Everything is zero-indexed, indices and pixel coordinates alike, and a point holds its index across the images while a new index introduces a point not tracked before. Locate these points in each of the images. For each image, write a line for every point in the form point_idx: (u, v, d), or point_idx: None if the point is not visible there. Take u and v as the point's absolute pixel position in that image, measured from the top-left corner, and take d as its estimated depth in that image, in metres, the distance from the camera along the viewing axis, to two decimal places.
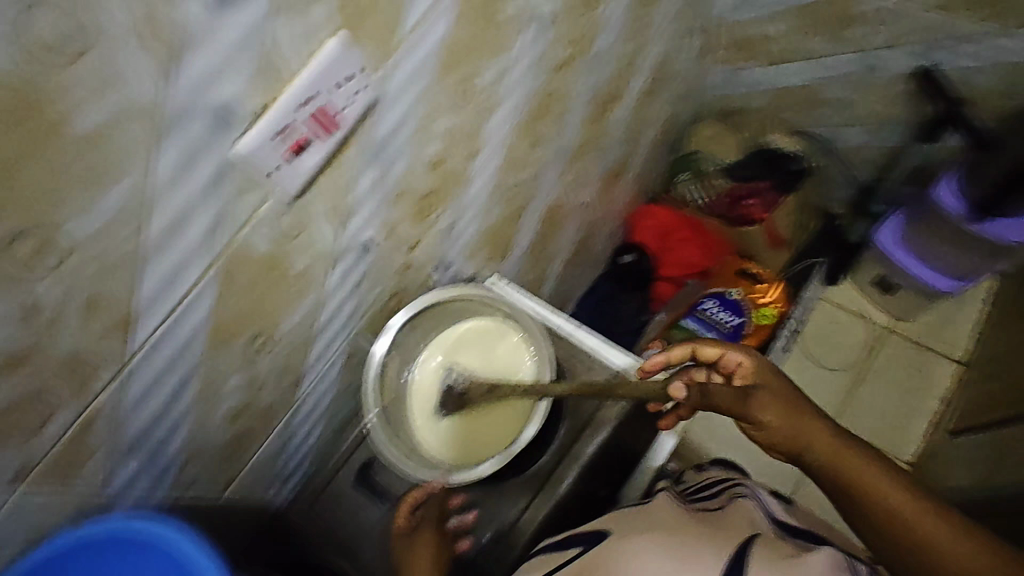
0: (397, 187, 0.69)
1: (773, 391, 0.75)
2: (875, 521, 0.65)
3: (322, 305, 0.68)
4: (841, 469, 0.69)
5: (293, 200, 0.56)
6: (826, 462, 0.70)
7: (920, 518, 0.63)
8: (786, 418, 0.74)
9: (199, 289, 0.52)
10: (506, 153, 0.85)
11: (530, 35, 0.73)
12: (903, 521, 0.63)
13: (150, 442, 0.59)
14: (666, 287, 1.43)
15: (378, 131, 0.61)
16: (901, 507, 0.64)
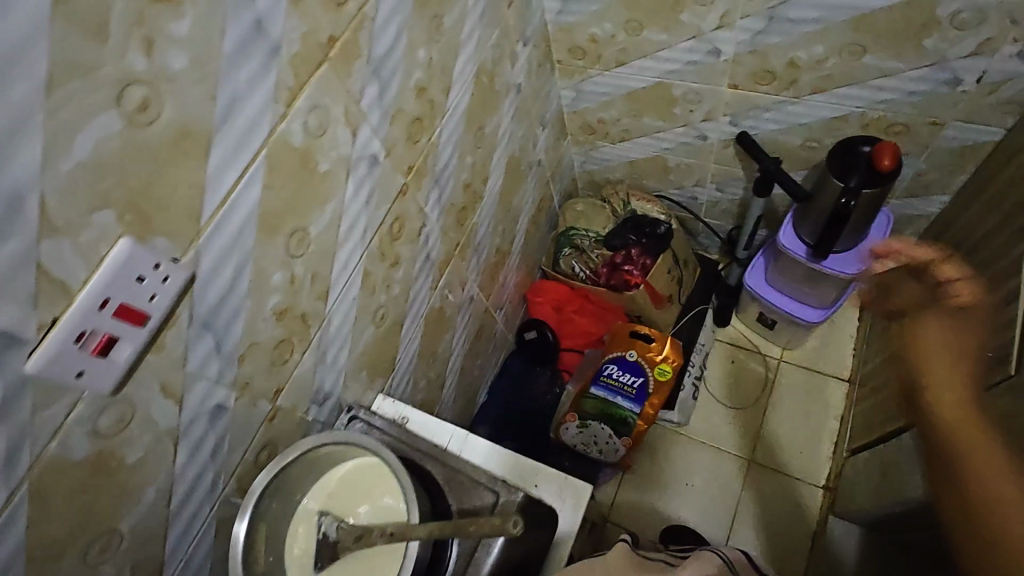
0: (243, 346, 0.68)
1: (956, 323, 0.73)
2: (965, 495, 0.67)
3: (174, 484, 0.65)
4: (966, 435, 0.68)
5: (112, 396, 0.54)
6: (953, 420, 0.69)
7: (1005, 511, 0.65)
8: (946, 346, 0.72)
9: (5, 517, 0.48)
10: (365, 280, 0.86)
11: (360, 175, 0.77)
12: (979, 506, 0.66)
13: None
14: (571, 356, 1.50)
15: (204, 302, 0.61)
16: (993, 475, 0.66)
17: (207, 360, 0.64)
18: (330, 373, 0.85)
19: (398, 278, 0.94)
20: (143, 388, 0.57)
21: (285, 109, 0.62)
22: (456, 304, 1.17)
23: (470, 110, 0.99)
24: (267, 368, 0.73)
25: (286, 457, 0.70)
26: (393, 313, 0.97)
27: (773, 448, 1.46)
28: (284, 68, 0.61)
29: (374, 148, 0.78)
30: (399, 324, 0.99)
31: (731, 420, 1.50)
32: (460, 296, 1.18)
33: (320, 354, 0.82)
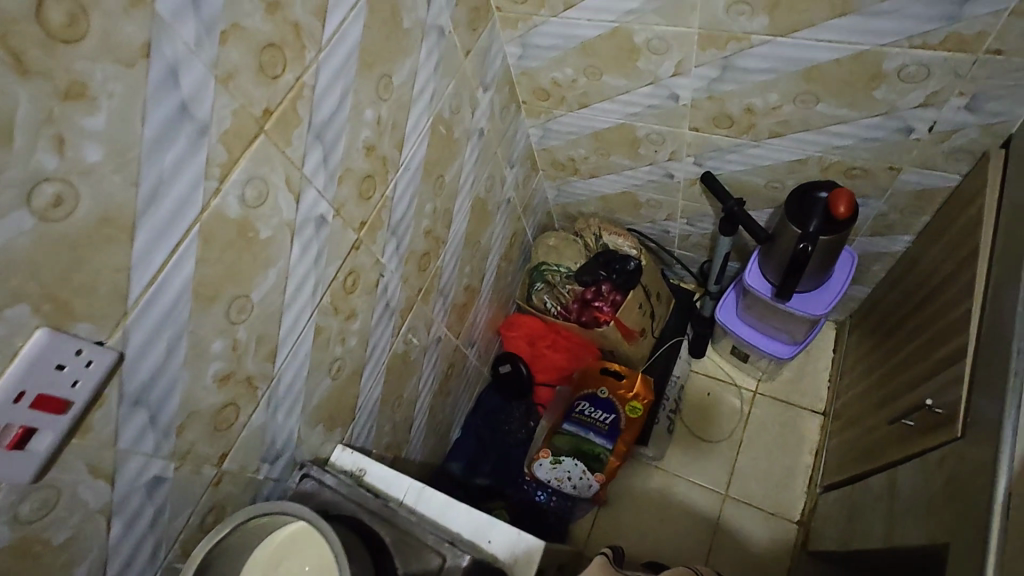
0: (181, 416, 0.68)
1: None
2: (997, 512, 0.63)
3: (108, 559, 0.65)
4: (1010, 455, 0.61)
5: (33, 483, 0.54)
6: None
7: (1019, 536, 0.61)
8: None
9: None
10: (317, 336, 0.86)
11: (305, 238, 0.77)
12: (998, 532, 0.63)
13: None
14: (546, 391, 1.50)
15: (134, 380, 0.61)
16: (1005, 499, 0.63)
17: (141, 435, 0.64)
18: (281, 430, 0.85)
19: (354, 330, 0.94)
20: (69, 470, 0.57)
21: (217, 186, 0.63)
22: (421, 347, 1.17)
23: (428, 160, 0.99)
24: (210, 433, 0.73)
25: (227, 526, 0.70)
26: (351, 364, 0.97)
27: (748, 483, 1.44)
28: (215, 146, 0.61)
29: (321, 210, 0.79)
30: (357, 374, 0.99)
31: (706, 452, 1.49)
32: (426, 339, 1.18)
33: (270, 414, 0.82)
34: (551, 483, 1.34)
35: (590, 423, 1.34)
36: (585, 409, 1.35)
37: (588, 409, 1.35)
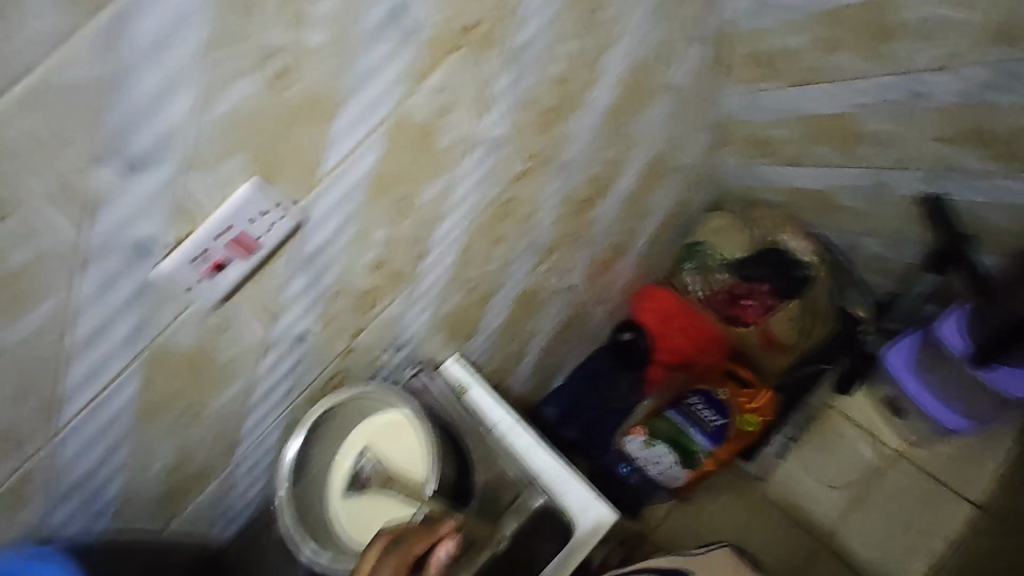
0: (334, 288, 0.76)
1: None
2: None
3: (255, 384, 0.77)
4: None
5: (217, 305, 0.64)
6: None
7: None
8: None
9: (124, 377, 0.62)
10: (462, 251, 0.91)
11: (475, 157, 0.79)
12: None
13: (87, 487, 0.69)
14: (658, 372, 1.42)
15: (306, 245, 0.68)
16: None
17: (302, 293, 0.73)
18: (410, 326, 0.93)
19: (496, 255, 0.97)
20: (244, 304, 0.67)
21: (412, 88, 0.65)
22: (552, 290, 1.18)
23: (614, 106, 0.95)
24: (354, 309, 0.81)
25: (348, 394, 0.79)
26: (484, 286, 1.00)
27: (851, 542, 1.30)
28: (421, 50, 0.63)
29: (498, 133, 0.80)
30: (487, 297, 1.03)
31: (817, 495, 1.34)
32: (559, 284, 1.18)
33: (404, 308, 0.89)
34: (637, 461, 1.31)
35: (697, 420, 1.27)
36: (696, 404, 1.28)
37: (699, 407, 1.28)
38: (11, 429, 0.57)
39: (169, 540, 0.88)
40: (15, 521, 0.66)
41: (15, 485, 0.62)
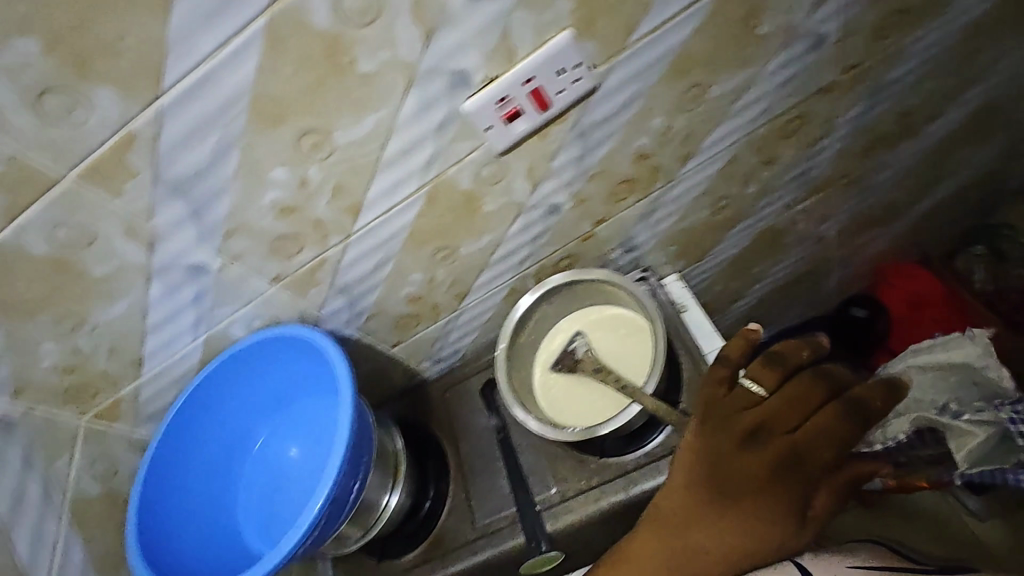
0: (597, 167, 0.75)
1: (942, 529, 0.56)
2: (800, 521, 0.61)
3: (499, 243, 0.80)
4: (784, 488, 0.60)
5: (498, 154, 0.67)
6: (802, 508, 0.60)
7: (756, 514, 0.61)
8: None
9: (409, 201, 0.69)
10: (729, 163, 0.83)
11: (788, 55, 0.70)
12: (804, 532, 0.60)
13: (351, 293, 0.79)
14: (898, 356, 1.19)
15: (591, 114, 0.67)
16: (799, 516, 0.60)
17: (567, 164, 0.72)
18: (646, 230, 0.89)
19: (760, 178, 0.87)
20: (518, 160, 0.69)
21: None
22: (799, 236, 1.04)
23: (971, 23, 0.77)
24: (606, 196, 0.79)
25: (590, 274, 0.79)
26: (733, 208, 0.92)
27: None
28: None
29: (829, 29, 0.69)
30: (730, 223, 0.94)
31: None
32: (809, 230, 1.04)
33: (649, 210, 0.85)
34: None
35: None
36: None
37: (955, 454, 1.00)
38: (321, 220, 0.67)
39: (379, 366, 0.95)
40: (298, 303, 0.77)
41: (310, 270, 0.73)
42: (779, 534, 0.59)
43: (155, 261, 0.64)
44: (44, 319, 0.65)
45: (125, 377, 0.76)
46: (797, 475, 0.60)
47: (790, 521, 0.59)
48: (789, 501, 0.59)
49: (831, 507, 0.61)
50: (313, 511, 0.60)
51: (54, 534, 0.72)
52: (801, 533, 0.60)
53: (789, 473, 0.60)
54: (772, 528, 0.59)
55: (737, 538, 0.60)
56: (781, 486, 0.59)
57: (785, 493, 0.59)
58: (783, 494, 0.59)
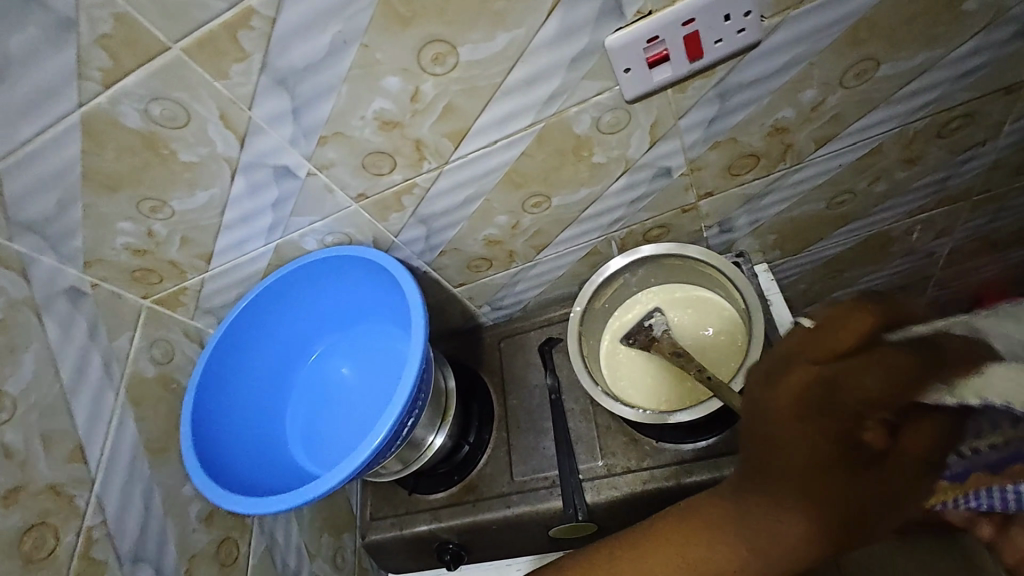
0: (725, 135, 0.67)
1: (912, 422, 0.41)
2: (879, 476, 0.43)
3: (596, 199, 0.74)
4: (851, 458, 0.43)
5: (627, 102, 0.60)
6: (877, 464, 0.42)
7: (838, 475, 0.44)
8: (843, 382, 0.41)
9: (518, 137, 0.63)
10: (867, 156, 0.74)
11: (978, 41, 0.60)
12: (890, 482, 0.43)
13: (430, 225, 0.74)
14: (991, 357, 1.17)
15: (740, 74, 0.59)
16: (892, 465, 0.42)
17: (695, 126, 0.65)
18: (752, 213, 0.81)
19: (894, 178, 0.78)
20: (645, 113, 0.62)
21: None
22: (910, 248, 0.95)
23: None
24: (723, 169, 0.72)
25: (689, 250, 0.73)
26: (852, 207, 0.83)
27: None
28: None
29: None
30: (843, 221, 0.86)
31: None
32: (922, 244, 0.94)
33: (763, 192, 0.77)
34: None
35: None
36: None
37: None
38: (422, 141, 0.61)
39: (439, 302, 0.92)
40: (375, 226, 0.73)
41: (395, 194, 0.68)
42: (842, 486, 0.43)
43: (243, 157, 0.61)
44: (126, 195, 0.63)
45: (193, 266, 0.75)
46: (844, 412, 0.42)
47: (856, 474, 0.43)
48: (836, 444, 0.43)
49: (921, 447, 0.41)
50: (379, 439, 0.58)
51: (111, 409, 0.70)
52: (880, 483, 0.43)
53: (830, 405, 0.42)
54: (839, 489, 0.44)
55: (778, 517, 0.46)
56: (807, 432, 0.43)
57: (829, 434, 0.43)
58: (828, 437, 0.43)
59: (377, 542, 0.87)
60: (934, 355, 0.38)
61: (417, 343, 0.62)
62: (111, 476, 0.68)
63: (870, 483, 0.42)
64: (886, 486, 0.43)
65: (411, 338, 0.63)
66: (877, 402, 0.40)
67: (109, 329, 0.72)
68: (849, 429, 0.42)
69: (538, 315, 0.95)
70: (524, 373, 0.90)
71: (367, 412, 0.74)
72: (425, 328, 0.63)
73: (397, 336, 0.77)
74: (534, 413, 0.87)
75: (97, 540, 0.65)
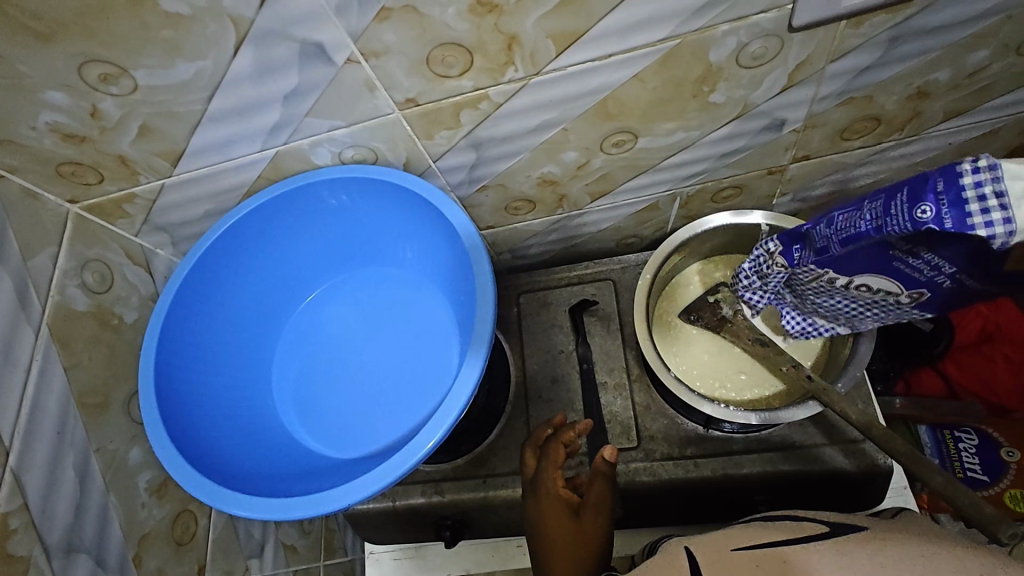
0: (863, 92, 0.56)
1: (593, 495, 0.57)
2: (586, 536, 0.54)
3: (686, 148, 0.61)
4: (571, 527, 0.54)
5: (789, 30, 0.47)
6: (578, 529, 0.54)
7: (575, 549, 0.53)
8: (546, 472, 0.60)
9: (637, 54, 0.48)
10: (978, 139, 0.66)
11: None
12: (590, 537, 0.54)
13: (484, 154, 0.58)
14: None
15: (925, 17, 0.47)
16: (590, 524, 0.54)
17: (841, 74, 0.53)
18: (833, 185, 0.71)
19: None
20: (799, 48, 0.49)
21: None
22: None
23: None
24: (836, 131, 0.61)
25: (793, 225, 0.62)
26: None
27: None
28: None
29: None
30: None
31: None
32: None
33: (858, 164, 0.67)
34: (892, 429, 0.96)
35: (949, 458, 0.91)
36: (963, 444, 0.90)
37: (960, 438, 0.90)
38: (518, 40, 0.45)
39: None
40: (414, 145, 0.56)
41: (454, 107, 0.51)
42: (578, 553, 0.53)
43: (259, 22, 0.41)
44: (66, 50, 0.42)
45: (150, 167, 0.54)
46: (539, 501, 0.58)
47: (575, 521, 0.54)
48: (551, 517, 0.55)
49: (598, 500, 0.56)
50: (431, 443, 0.46)
51: (29, 354, 0.51)
52: (588, 522, 0.54)
53: (536, 517, 0.57)
54: (574, 550, 0.53)
55: None
56: (543, 513, 0.56)
57: (558, 504, 0.56)
58: (557, 508, 0.56)
59: (359, 513, 0.73)
60: (541, 482, 0.59)
61: (481, 326, 0.51)
62: (32, 444, 0.50)
63: (587, 535, 0.54)
64: (597, 530, 0.54)
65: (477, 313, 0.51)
66: (558, 489, 0.58)
67: (24, 241, 0.51)
68: (561, 493, 0.57)
69: (565, 270, 0.82)
70: (548, 333, 0.79)
71: (376, 379, 0.61)
72: (494, 308, 0.51)
73: (425, 291, 0.63)
74: (559, 381, 0.76)
75: (16, 532, 0.47)
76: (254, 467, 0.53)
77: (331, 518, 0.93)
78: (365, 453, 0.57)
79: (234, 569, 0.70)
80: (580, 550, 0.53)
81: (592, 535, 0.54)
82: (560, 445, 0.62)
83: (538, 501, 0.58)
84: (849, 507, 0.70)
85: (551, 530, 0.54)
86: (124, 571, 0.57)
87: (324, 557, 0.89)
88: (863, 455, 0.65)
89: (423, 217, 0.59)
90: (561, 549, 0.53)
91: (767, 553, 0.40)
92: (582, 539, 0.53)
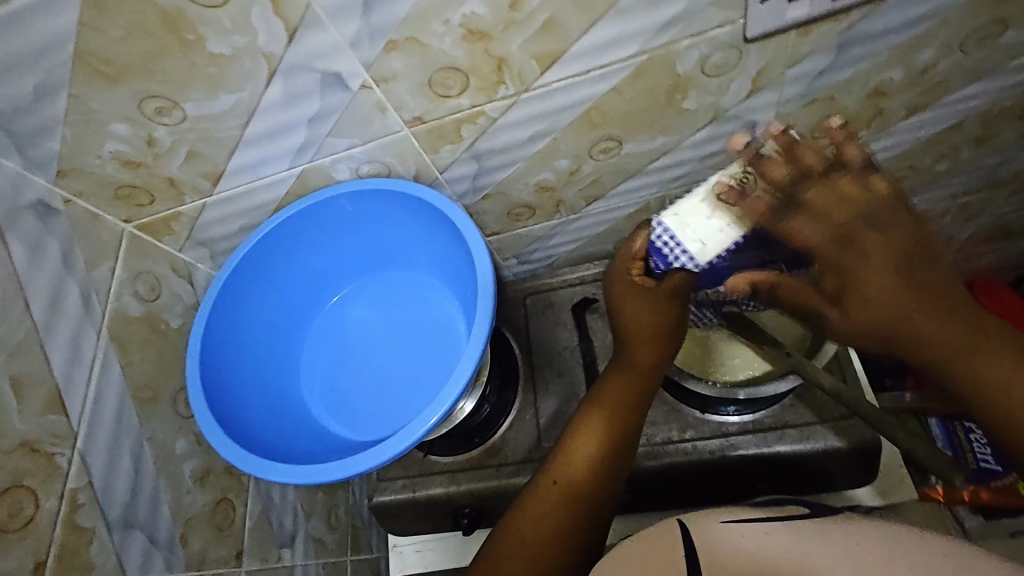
0: (825, 92, 0.61)
1: (648, 323, 0.58)
2: (631, 386, 0.60)
3: (668, 152, 0.67)
4: (629, 382, 0.60)
5: (745, 42, 0.53)
6: (634, 365, 0.60)
7: (618, 414, 0.59)
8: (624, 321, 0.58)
9: (613, 69, 0.54)
10: (945, 131, 0.70)
11: None
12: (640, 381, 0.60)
13: (484, 164, 0.65)
14: None
15: (866, 24, 0.54)
16: (635, 381, 0.60)
17: (801, 78, 0.59)
18: None
19: (958, 157, 0.76)
20: (757, 57, 0.55)
21: None
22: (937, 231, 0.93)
23: None
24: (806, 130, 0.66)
25: None
26: (908, 185, 0.80)
27: None
28: None
29: None
30: None
31: None
32: (950, 227, 0.93)
33: None
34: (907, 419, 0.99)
35: (960, 447, 0.93)
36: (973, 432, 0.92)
37: (969, 429, 0.93)
38: (505, 62, 0.52)
39: None
40: (423, 157, 0.63)
41: (454, 123, 0.58)
42: (605, 446, 0.58)
43: (287, 57, 0.49)
44: (129, 88, 0.50)
45: (194, 188, 0.63)
46: (631, 347, 0.60)
47: (619, 401, 0.60)
48: (640, 361, 0.60)
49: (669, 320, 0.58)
50: (437, 417, 0.52)
51: (92, 352, 0.58)
52: (630, 411, 0.59)
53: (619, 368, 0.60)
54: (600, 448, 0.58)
55: (579, 482, 0.57)
56: (624, 373, 0.60)
57: (639, 318, 0.57)
58: (645, 318, 0.57)
59: (383, 505, 0.77)
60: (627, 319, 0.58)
61: (481, 316, 0.56)
62: (96, 431, 0.57)
63: (619, 429, 0.59)
64: (629, 428, 0.59)
65: (480, 306, 0.57)
66: (648, 333, 0.58)
67: (87, 255, 0.60)
68: (639, 329, 0.58)
69: (568, 273, 0.88)
70: (552, 330, 0.85)
71: (392, 371, 0.67)
72: (494, 299, 0.57)
73: (436, 290, 0.70)
74: (564, 375, 0.81)
75: (82, 506, 0.54)
76: (285, 448, 0.59)
77: (357, 516, 0.99)
78: (385, 436, 0.63)
79: (267, 558, 0.76)
80: (625, 412, 0.59)
81: (625, 435, 0.59)
82: (629, 278, 0.56)
83: (633, 346, 0.59)
84: (843, 484, 0.74)
85: (614, 390, 0.60)
86: (172, 548, 0.63)
87: (351, 552, 0.95)
88: (853, 432, 0.68)
89: (435, 229, 0.66)
90: (622, 401, 0.59)
91: (753, 526, 0.44)
92: (635, 393, 0.60)
